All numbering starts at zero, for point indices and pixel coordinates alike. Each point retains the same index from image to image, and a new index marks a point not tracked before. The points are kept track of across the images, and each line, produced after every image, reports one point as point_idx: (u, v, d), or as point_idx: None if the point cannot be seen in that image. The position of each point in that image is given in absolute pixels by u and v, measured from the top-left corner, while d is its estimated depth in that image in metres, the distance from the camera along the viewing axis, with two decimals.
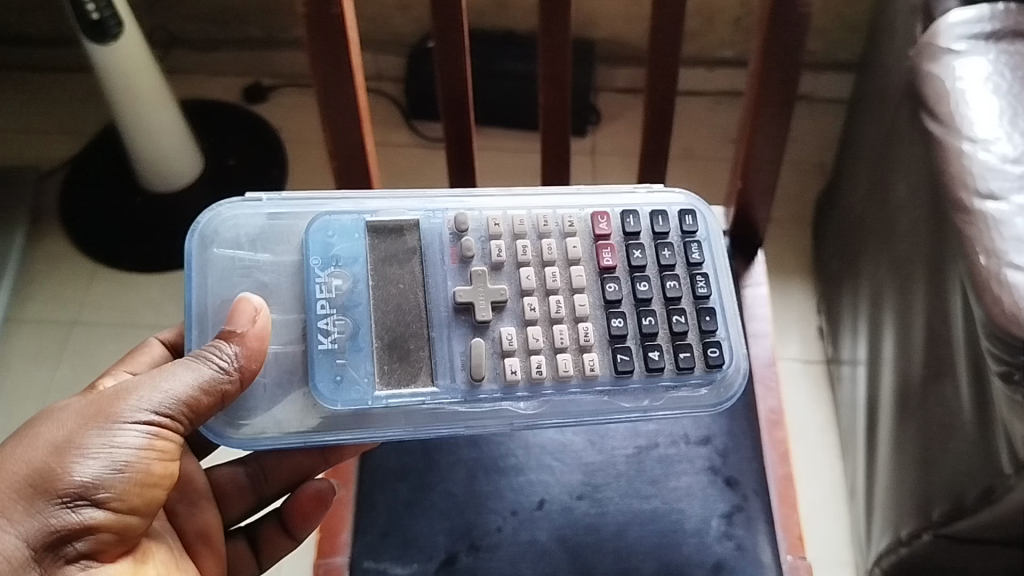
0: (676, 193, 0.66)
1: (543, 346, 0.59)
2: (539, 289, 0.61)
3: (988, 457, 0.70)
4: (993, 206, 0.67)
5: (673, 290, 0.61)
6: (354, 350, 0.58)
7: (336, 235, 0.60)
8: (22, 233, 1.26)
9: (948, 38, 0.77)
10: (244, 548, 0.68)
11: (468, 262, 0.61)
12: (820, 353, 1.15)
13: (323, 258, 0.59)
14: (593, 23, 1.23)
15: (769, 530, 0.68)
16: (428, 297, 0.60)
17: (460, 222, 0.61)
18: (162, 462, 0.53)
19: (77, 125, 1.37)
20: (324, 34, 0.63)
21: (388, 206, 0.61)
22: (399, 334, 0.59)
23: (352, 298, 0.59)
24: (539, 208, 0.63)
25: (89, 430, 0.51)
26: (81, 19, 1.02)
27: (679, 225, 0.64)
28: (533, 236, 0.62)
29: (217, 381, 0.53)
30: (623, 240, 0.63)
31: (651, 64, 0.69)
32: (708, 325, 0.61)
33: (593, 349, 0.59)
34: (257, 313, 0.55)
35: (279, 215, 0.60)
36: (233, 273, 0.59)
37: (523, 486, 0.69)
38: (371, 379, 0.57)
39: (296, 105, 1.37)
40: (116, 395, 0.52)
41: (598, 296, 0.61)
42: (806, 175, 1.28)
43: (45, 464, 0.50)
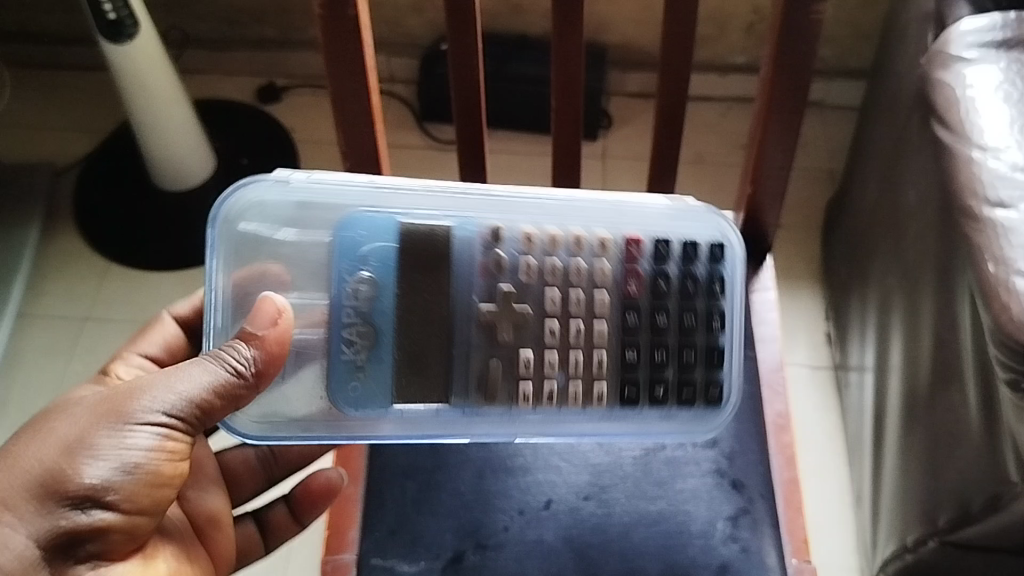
0: (712, 212, 0.64)
1: (557, 371, 0.61)
2: (561, 312, 0.61)
3: (995, 464, 0.70)
4: (1003, 213, 0.67)
5: (691, 326, 0.62)
6: (373, 365, 0.60)
7: (367, 235, 0.59)
8: (36, 228, 1.27)
9: (958, 46, 0.77)
10: (252, 530, 0.69)
11: (497, 278, 0.60)
12: (827, 359, 1.15)
13: (353, 263, 0.59)
14: (606, 28, 1.24)
15: (775, 533, 0.69)
16: (453, 312, 0.60)
17: (492, 234, 0.60)
18: (172, 462, 0.53)
19: (91, 123, 1.38)
20: (339, 35, 0.64)
21: (422, 206, 0.60)
22: (418, 347, 0.60)
23: (376, 310, 0.59)
24: (573, 222, 0.62)
25: (101, 430, 0.52)
26: (99, 19, 1.03)
27: (709, 254, 0.63)
28: (563, 254, 0.61)
29: (228, 383, 0.53)
30: (653, 266, 0.62)
31: (663, 69, 0.70)
32: (715, 365, 0.62)
33: (604, 378, 0.61)
34: (279, 314, 0.55)
35: (307, 200, 0.59)
36: (258, 256, 0.59)
37: (530, 486, 0.70)
38: (384, 392, 0.60)
39: (309, 105, 1.38)
40: (126, 394, 0.53)
41: (618, 322, 0.61)
42: (817, 182, 1.28)
43: (57, 463, 0.51)
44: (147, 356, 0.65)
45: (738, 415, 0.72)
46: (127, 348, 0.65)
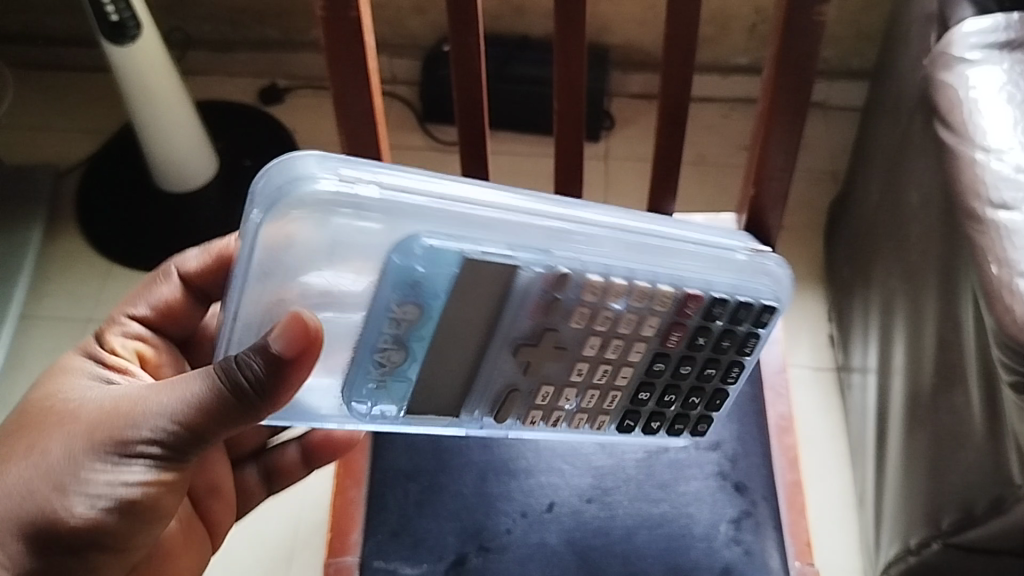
0: (774, 268, 0.62)
1: (569, 404, 0.62)
2: (594, 358, 0.59)
3: (998, 467, 0.70)
4: (1006, 215, 0.67)
5: (706, 377, 0.62)
6: (394, 382, 0.58)
7: (425, 265, 0.52)
8: (39, 229, 1.27)
9: (961, 47, 0.77)
10: (256, 479, 0.71)
11: (548, 316, 0.56)
12: (830, 360, 1.15)
13: (400, 291, 0.53)
14: (609, 29, 1.24)
15: (778, 535, 0.68)
16: (492, 339, 0.57)
17: (561, 277, 0.54)
18: (169, 488, 0.54)
19: (94, 124, 1.38)
20: (341, 37, 0.64)
21: (492, 235, 0.52)
22: (445, 367, 0.58)
23: (414, 336, 0.56)
24: (643, 270, 0.56)
25: (96, 456, 0.52)
26: (101, 21, 1.03)
27: (756, 319, 0.60)
28: (621, 301, 0.57)
29: (227, 419, 0.51)
30: (701, 321, 0.59)
31: (665, 71, 0.70)
32: (715, 405, 0.64)
33: (609, 414, 0.63)
34: (308, 350, 0.50)
35: (369, 215, 0.50)
36: (294, 259, 0.51)
37: (533, 488, 0.70)
38: (394, 401, 0.59)
39: (312, 107, 1.38)
40: (122, 414, 0.52)
41: (644, 366, 0.61)
42: (820, 183, 1.28)
43: (51, 496, 0.52)
44: (139, 318, 0.65)
45: (741, 417, 0.72)
46: (125, 305, 0.65)
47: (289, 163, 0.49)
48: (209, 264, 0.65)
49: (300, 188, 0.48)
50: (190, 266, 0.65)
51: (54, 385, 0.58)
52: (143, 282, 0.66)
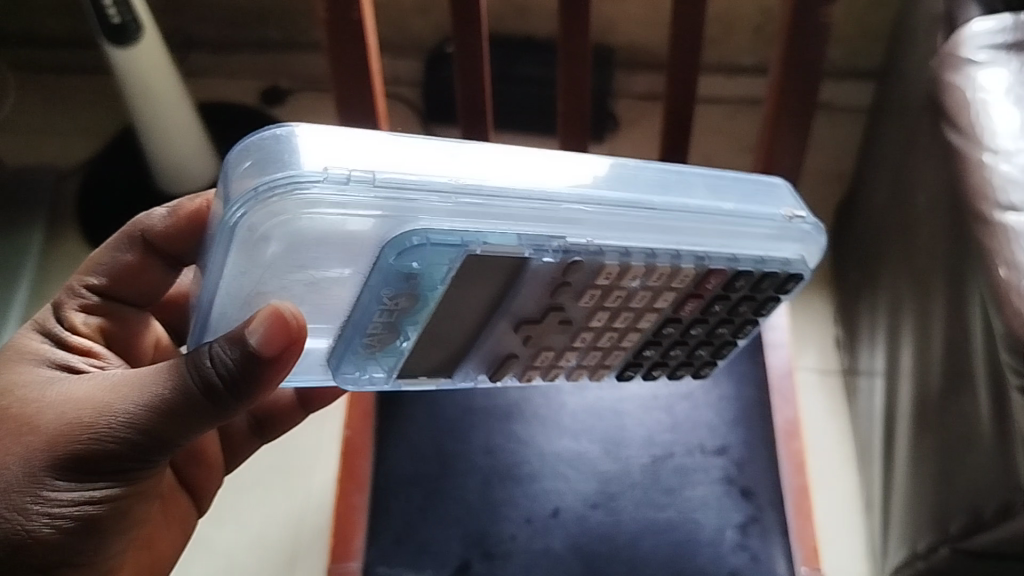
0: (807, 235, 0.56)
1: (569, 362, 0.62)
2: (599, 326, 0.59)
3: (1007, 472, 0.69)
4: (1014, 217, 0.67)
5: (717, 334, 0.61)
6: (388, 353, 0.56)
7: (421, 261, 0.50)
8: (41, 233, 1.27)
9: (970, 47, 0.77)
10: (247, 429, 0.73)
11: (557, 297, 0.55)
12: (837, 363, 1.14)
13: (391, 282, 0.50)
14: (613, 29, 1.23)
15: (784, 541, 0.68)
16: (496, 314, 0.56)
17: (573, 264, 0.52)
18: (136, 488, 0.56)
19: (96, 127, 1.38)
20: (345, 38, 0.63)
21: (498, 226, 0.50)
22: (443, 332, 0.56)
23: (412, 317, 0.54)
24: (660, 252, 0.53)
25: (61, 464, 0.54)
26: (103, 22, 1.03)
27: (779, 284, 0.57)
28: (636, 283, 0.54)
29: (190, 424, 0.52)
30: (716, 293, 0.57)
31: (671, 72, 0.69)
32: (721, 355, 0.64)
33: (610, 365, 0.64)
34: (290, 346, 0.50)
35: (357, 205, 0.48)
36: (274, 245, 0.49)
37: (538, 494, 0.69)
38: (387, 366, 0.58)
39: (315, 109, 1.37)
40: (86, 422, 0.53)
41: (652, 330, 0.60)
42: (825, 184, 1.27)
43: (22, 506, 0.54)
44: (97, 288, 0.65)
45: (747, 421, 0.72)
46: (83, 271, 0.65)
47: (273, 155, 0.48)
48: (176, 223, 0.63)
49: (279, 189, 0.46)
50: (157, 226, 0.63)
51: (15, 374, 0.60)
52: (111, 243, 0.65)
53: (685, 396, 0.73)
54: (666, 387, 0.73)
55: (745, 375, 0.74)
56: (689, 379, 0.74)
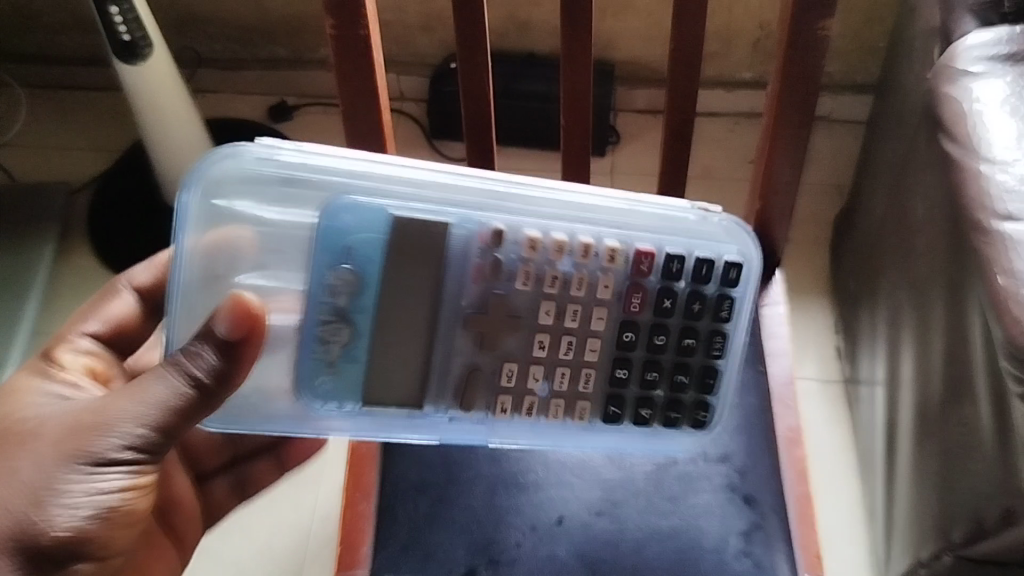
0: (727, 227, 0.63)
1: (541, 387, 0.63)
2: (554, 325, 0.62)
3: (1009, 479, 0.69)
4: (1012, 226, 0.68)
5: (684, 349, 0.64)
6: (347, 360, 0.61)
7: (353, 220, 0.57)
8: (51, 246, 1.28)
9: (965, 60, 0.78)
10: (227, 486, 0.73)
11: (491, 282, 0.61)
12: (839, 373, 1.15)
13: (341, 264, 0.58)
14: (615, 45, 1.25)
15: (788, 548, 0.68)
16: (441, 305, 0.61)
17: (496, 232, 0.59)
18: (143, 494, 0.56)
19: (106, 143, 1.40)
20: (349, 54, 0.65)
21: (413, 197, 0.58)
22: (399, 351, 0.61)
23: (352, 305, 0.59)
24: (581, 229, 0.61)
25: (64, 472, 0.52)
26: (113, 40, 1.05)
27: (724, 275, 0.62)
28: (568, 263, 0.61)
29: (192, 408, 0.52)
30: (661, 281, 0.62)
31: (671, 88, 0.71)
32: (711, 387, 0.65)
33: (590, 398, 0.64)
34: (258, 323, 0.53)
35: (290, 179, 0.57)
36: (225, 223, 0.57)
37: (543, 502, 0.70)
38: (354, 379, 0.61)
39: (321, 124, 1.39)
40: (89, 428, 0.52)
41: (613, 340, 0.63)
42: (825, 196, 1.28)
43: (26, 518, 0.52)
44: (91, 335, 0.66)
45: (749, 428, 0.73)
46: (76, 323, 0.66)
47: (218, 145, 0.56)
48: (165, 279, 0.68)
49: (226, 155, 0.55)
50: (144, 284, 0.68)
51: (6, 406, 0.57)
52: (94, 300, 0.67)
53: None
54: None
55: (747, 385, 0.75)
56: None
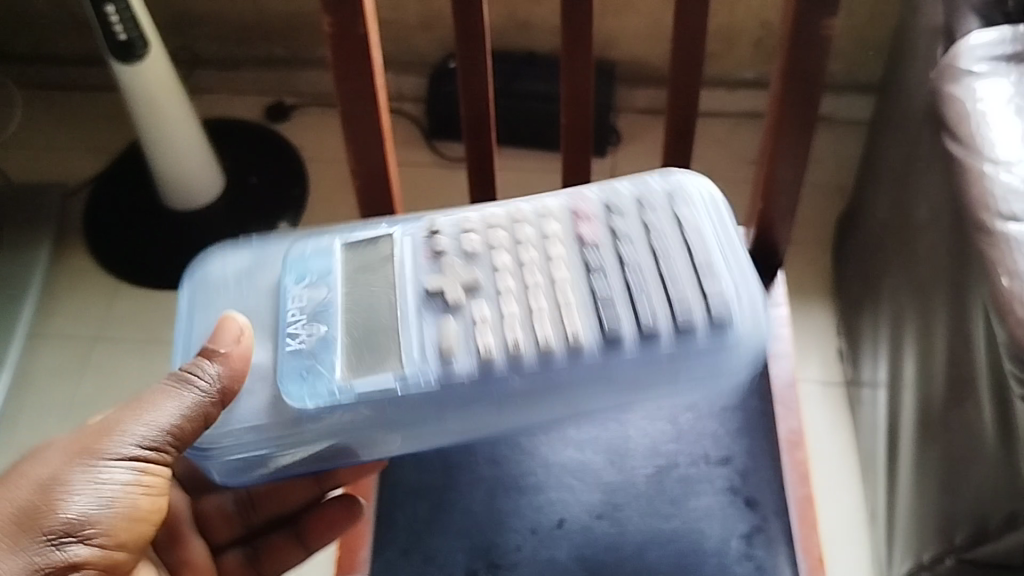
0: (678, 172, 0.67)
1: (520, 318, 0.59)
2: (513, 266, 0.61)
3: (1012, 482, 0.69)
4: (1016, 227, 0.67)
5: (663, 251, 0.61)
6: (324, 350, 0.60)
7: (311, 253, 0.64)
8: (48, 246, 1.26)
9: (968, 59, 0.77)
10: (241, 559, 0.70)
11: (440, 255, 0.62)
12: (840, 375, 1.14)
13: (313, 278, 0.62)
14: (615, 44, 1.25)
15: (790, 551, 0.67)
16: (399, 292, 0.61)
17: (436, 229, 0.64)
18: (150, 496, 0.57)
19: (102, 143, 1.39)
20: (348, 52, 0.65)
21: (364, 227, 0.65)
22: (369, 330, 0.60)
23: (322, 303, 0.61)
24: (515, 203, 0.65)
25: (73, 465, 0.55)
26: (109, 40, 1.04)
27: (672, 189, 0.65)
28: (508, 224, 0.63)
29: (196, 403, 0.56)
30: (606, 213, 0.63)
31: (673, 88, 0.70)
32: (704, 271, 0.60)
33: (580, 316, 0.59)
34: (242, 333, 0.58)
35: (262, 247, 0.65)
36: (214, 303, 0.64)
37: (543, 505, 0.69)
38: (337, 365, 0.59)
39: (318, 124, 1.38)
40: (95, 432, 0.56)
41: (580, 266, 0.61)
42: (827, 196, 1.28)
43: (31, 502, 0.54)
44: None
45: (750, 431, 0.71)
46: None
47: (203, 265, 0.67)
48: None
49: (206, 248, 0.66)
50: None
51: None
52: None
53: (689, 407, 0.72)
54: None
55: (749, 386, 0.72)
56: None
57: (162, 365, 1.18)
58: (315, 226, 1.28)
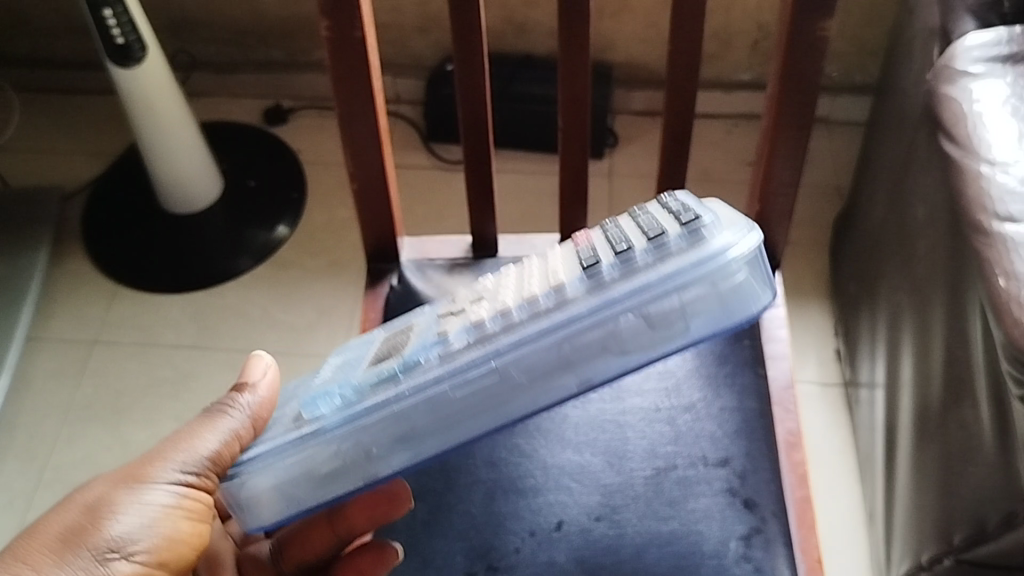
0: None
1: (513, 296, 0.53)
2: (517, 276, 0.57)
3: (1010, 481, 0.69)
4: (1012, 228, 0.67)
5: (640, 212, 0.54)
6: (344, 374, 0.58)
7: (351, 348, 0.65)
8: (46, 250, 1.26)
9: (964, 61, 0.78)
10: None
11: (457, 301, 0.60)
12: (837, 375, 1.15)
13: (348, 360, 0.62)
14: (612, 46, 1.25)
15: (788, 552, 0.66)
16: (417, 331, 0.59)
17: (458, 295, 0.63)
18: (192, 521, 0.56)
19: (95, 146, 1.39)
20: (345, 55, 0.65)
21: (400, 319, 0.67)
22: (385, 355, 0.58)
23: (350, 362, 0.60)
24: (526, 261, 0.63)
25: (119, 490, 0.55)
26: (106, 43, 1.04)
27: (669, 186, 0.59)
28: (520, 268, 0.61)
29: (234, 430, 0.57)
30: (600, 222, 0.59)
31: (670, 90, 0.70)
32: (674, 207, 0.53)
33: (565, 276, 0.52)
34: (268, 369, 0.61)
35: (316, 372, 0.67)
36: None
37: (541, 507, 0.69)
38: (353, 373, 0.57)
39: (316, 127, 1.38)
40: (141, 461, 0.56)
41: (570, 251, 0.56)
42: (824, 198, 1.28)
43: (79, 523, 0.54)
44: None
45: (748, 433, 0.71)
46: None
47: None
48: None
49: None
50: None
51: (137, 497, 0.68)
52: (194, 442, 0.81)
53: (687, 408, 0.72)
54: (668, 399, 0.73)
55: (748, 388, 0.73)
56: (690, 392, 0.73)
57: (161, 369, 1.18)
58: (313, 228, 1.28)
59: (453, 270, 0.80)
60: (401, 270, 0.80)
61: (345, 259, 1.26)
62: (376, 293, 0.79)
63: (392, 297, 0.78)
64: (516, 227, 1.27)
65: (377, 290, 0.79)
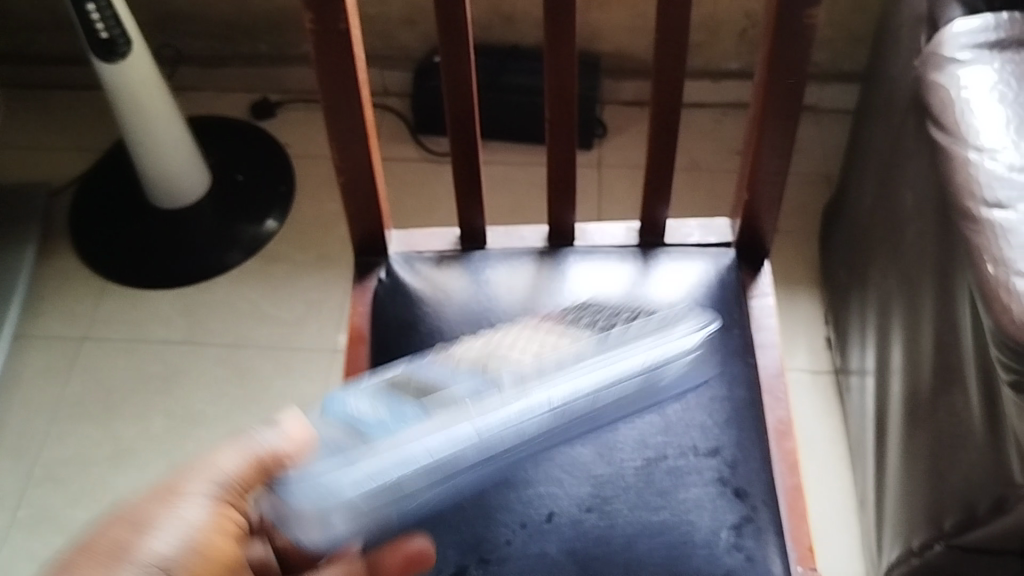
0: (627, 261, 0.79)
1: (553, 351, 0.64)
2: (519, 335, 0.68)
3: (999, 465, 0.69)
4: (1000, 214, 0.67)
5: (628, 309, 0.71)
6: (396, 409, 0.57)
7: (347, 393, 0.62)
8: (33, 247, 1.25)
9: (952, 47, 0.78)
10: None
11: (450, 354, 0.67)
12: (827, 363, 1.15)
13: (361, 397, 0.60)
14: (599, 36, 1.25)
15: (779, 540, 0.67)
16: (438, 379, 0.62)
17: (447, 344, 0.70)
18: (230, 540, 0.49)
19: (80, 142, 1.38)
20: (330, 48, 0.64)
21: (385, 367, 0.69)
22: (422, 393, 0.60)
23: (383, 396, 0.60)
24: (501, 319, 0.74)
25: (155, 507, 0.49)
26: (90, 38, 1.03)
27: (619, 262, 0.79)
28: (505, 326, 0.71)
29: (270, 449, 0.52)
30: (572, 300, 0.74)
31: (656, 80, 0.70)
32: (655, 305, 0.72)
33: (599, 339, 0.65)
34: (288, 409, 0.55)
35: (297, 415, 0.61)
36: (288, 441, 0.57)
37: (532, 499, 0.68)
38: (413, 408, 0.57)
39: (303, 120, 1.38)
40: (169, 484, 0.50)
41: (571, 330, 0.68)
42: (813, 187, 1.28)
43: (113, 540, 0.47)
44: None
45: (739, 422, 0.71)
46: None
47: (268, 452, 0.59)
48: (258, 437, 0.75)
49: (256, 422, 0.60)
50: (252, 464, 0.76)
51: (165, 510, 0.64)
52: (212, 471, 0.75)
53: (677, 398, 0.71)
54: None
55: (738, 377, 0.73)
56: None
57: (151, 364, 1.18)
58: (302, 221, 1.28)
59: (441, 262, 0.80)
60: (390, 263, 0.80)
61: (334, 253, 1.25)
62: (365, 286, 0.79)
63: (381, 291, 0.78)
64: (506, 218, 1.27)
65: (365, 284, 0.79)
